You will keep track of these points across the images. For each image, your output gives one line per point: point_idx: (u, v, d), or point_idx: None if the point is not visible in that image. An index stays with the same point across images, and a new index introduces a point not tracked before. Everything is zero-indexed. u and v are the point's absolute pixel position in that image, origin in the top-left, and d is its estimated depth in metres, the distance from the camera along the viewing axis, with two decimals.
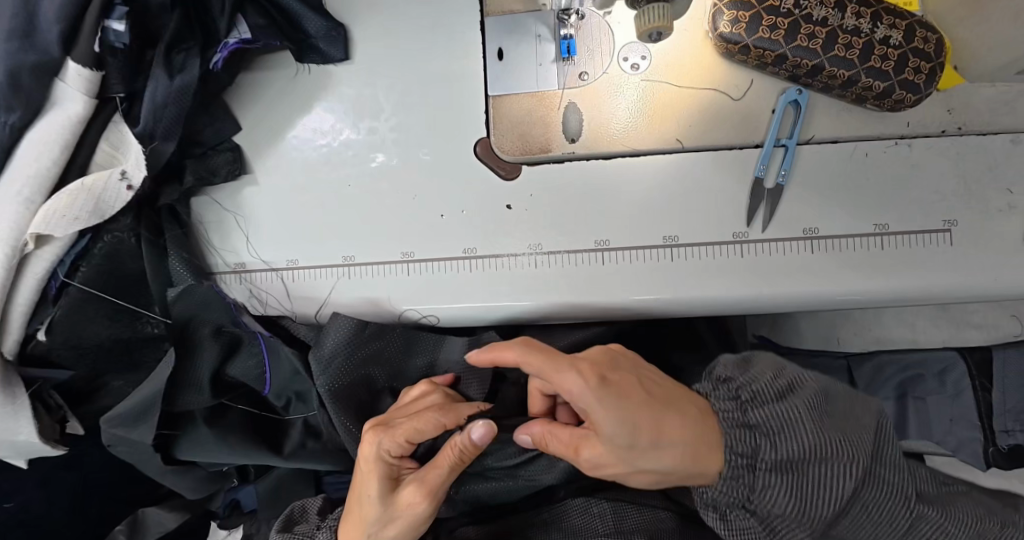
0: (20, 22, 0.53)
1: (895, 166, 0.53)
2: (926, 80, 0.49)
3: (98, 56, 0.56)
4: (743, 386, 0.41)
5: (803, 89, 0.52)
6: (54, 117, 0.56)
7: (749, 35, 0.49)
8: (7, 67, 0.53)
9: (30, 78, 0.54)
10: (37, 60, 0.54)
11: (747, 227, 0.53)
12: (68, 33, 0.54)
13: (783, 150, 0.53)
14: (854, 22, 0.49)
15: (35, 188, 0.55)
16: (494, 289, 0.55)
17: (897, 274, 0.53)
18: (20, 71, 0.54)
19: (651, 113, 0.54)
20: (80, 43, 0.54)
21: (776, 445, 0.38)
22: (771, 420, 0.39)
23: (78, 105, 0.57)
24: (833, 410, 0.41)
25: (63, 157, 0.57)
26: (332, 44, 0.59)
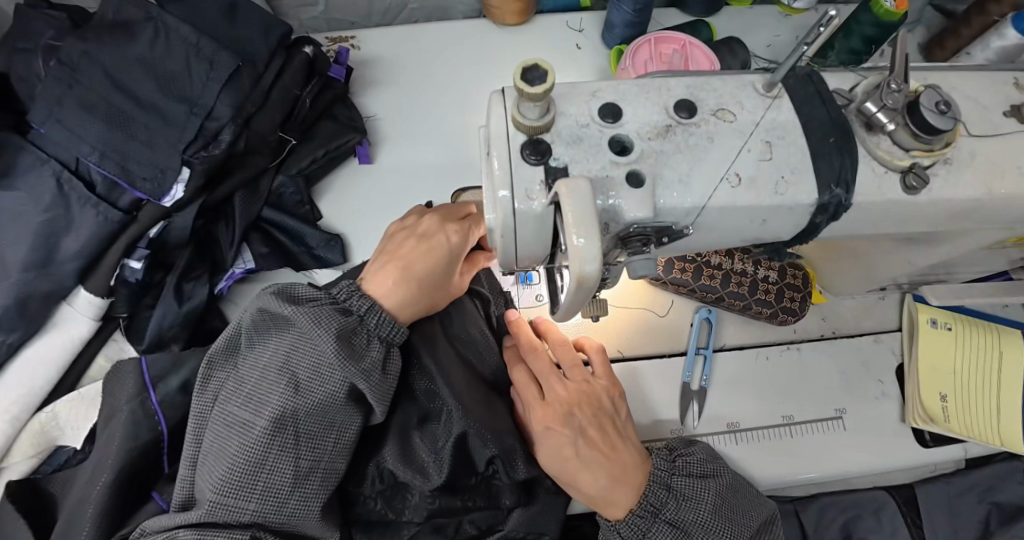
0: (39, 256, 0.56)
1: (791, 367, 0.67)
2: (800, 304, 0.65)
3: (111, 287, 0.59)
4: (685, 460, 0.54)
5: (711, 309, 0.66)
6: (50, 339, 0.58)
7: (666, 274, 0.63)
8: (16, 295, 0.55)
9: (39, 304, 0.57)
10: (50, 289, 0.57)
11: (682, 423, 0.63)
12: (86, 266, 0.58)
13: (702, 357, 0.65)
14: (742, 265, 0.64)
15: (23, 406, 0.57)
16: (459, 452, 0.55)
17: (809, 458, 0.64)
18: (29, 299, 0.56)
19: (595, 330, 0.66)
20: (97, 276, 0.58)
21: (681, 506, 0.52)
22: (687, 487, 0.52)
23: (81, 327, 0.59)
24: (738, 503, 0.54)
25: (57, 376, 0.59)
26: (332, 250, 0.67)
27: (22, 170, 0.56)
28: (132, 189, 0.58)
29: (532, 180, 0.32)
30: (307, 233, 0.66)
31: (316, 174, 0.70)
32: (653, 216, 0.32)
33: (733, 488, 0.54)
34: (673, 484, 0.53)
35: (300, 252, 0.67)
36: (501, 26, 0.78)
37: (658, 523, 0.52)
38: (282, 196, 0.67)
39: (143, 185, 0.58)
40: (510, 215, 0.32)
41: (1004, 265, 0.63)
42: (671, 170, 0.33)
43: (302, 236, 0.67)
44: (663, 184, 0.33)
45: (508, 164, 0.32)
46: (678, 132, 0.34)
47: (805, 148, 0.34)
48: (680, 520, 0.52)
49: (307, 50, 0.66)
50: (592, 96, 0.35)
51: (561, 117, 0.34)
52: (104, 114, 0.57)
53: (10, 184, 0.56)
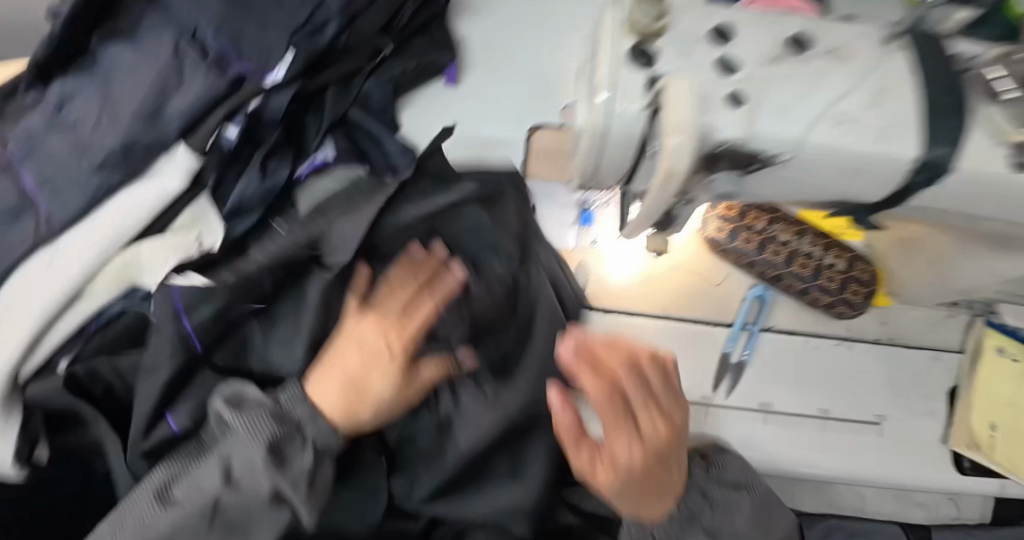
0: (145, 105, 0.59)
1: (838, 362, 0.65)
2: (863, 300, 0.62)
3: (204, 148, 0.60)
4: (717, 469, 0.55)
5: (767, 288, 0.64)
6: (143, 181, 0.59)
7: (728, 241, 0.63)
8: (121, 138, 0.58)
9: (140, 153, 0.59)
10: (153, 139, 0.59)
11: (713, 391, 0.63)
12: (187, 127, 0.60)
13: (748, 333, 0.64)
14: (812, 248, 0.62)
15: (105, 244, 0.56)
16: None
17: (835, 453, 0.63)
18: (133, 146, 0.58)
19: (644, 285, 0.65)
20: (193, 136, 0.60)
21: (713, 511, 0.53)
22: (719, 496, 0.54)
23: (174, 182, 0.58)
24: (767, 516, 0.56)
25: (141, 226, 0.57)
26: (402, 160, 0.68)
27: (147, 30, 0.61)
28: (237, 61, 0.61)
29: (634, 84, 0.32)
30: (384, 137, 0.68)
31: (404, 85, 0.71)
32: (745, 140, 0.31)
33: (763, 501, 0.57)
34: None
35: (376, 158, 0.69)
36: None
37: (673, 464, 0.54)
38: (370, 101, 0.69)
39: (249, 59, 0.61)
40: (605, 116, 0.32)
41: None
42: (777, 99, 0.32)
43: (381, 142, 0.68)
44: (764, 111, 0.32)
45: (615, 66, 0.32)
46: (789, 63, 0.33)
47: (921, 103, 0.33)
48: (714, 528, 0.53)
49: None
50: (708, 17, 0.34)
51: (672, 29, 0.34)
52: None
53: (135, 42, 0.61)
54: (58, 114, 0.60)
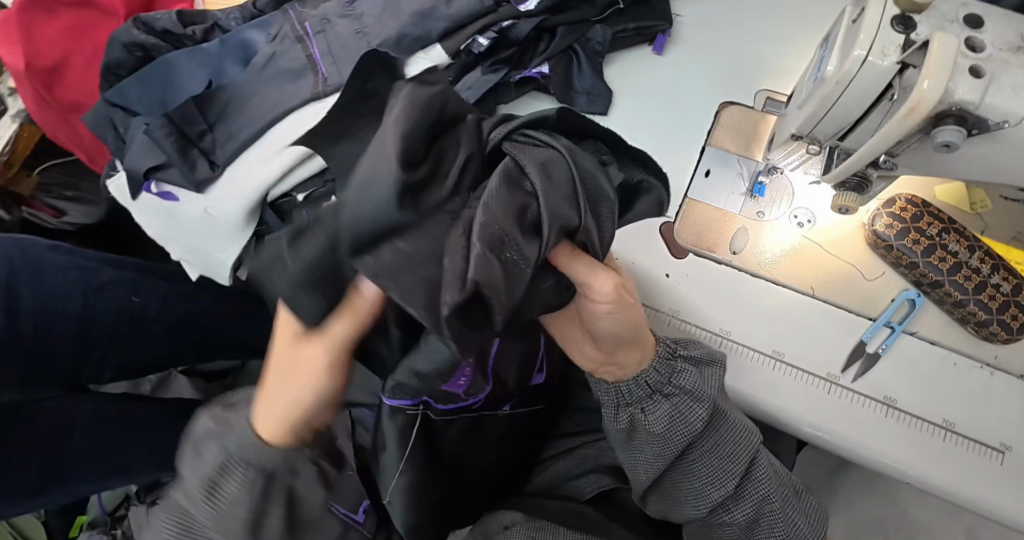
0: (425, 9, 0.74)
1: (975, 384, 0.67)
2: (1020, 326, 0.64)
3: (457, 52, 0.76)
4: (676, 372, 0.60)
5: (920, 294, 0.68)
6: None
7: (895, 239, 0.66)
8: (399, 31, 0.74)
9: (409, 44, 0.74)
10: (419, 36, 0.74)
11: (841, 372, 0.67)
12: (449, 31, 0.75)
13: (889, 330, 0.68)
14: (978, 264, 0.65)
15: None
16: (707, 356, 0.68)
17: (950, 465, 0.65)
18: (405, 38, 0.74)
19: (796, 261, 0.70)
20: (452, 41, 0.75)
21: (671, 405, 0.59)
22: (675, 396, 0.59)
23: (425, 72, 0.76)
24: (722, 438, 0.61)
25: None
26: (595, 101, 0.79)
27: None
28: None
29: (892, 41, 0.39)
30: (586, 74, 0.79)
31: (619, 42, 0.82)
32: (976, 105, 0.37)
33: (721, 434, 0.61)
34: (673, 359, 0.60)
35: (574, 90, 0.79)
36: None
37: (654, 396, 0.59)
38: (590, 42, 0.80)
39: None
40: (858, 65, 0.40)
41: None
42: (1009, 77, 0.38)
43: (586, 81, 0.79)
44: (997, 84, 0.38)
45: (875, 26, 0.40)
46: None
47: None
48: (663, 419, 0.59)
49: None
50: (964, 6, 0.41)
51: (932, 9, 0.40)
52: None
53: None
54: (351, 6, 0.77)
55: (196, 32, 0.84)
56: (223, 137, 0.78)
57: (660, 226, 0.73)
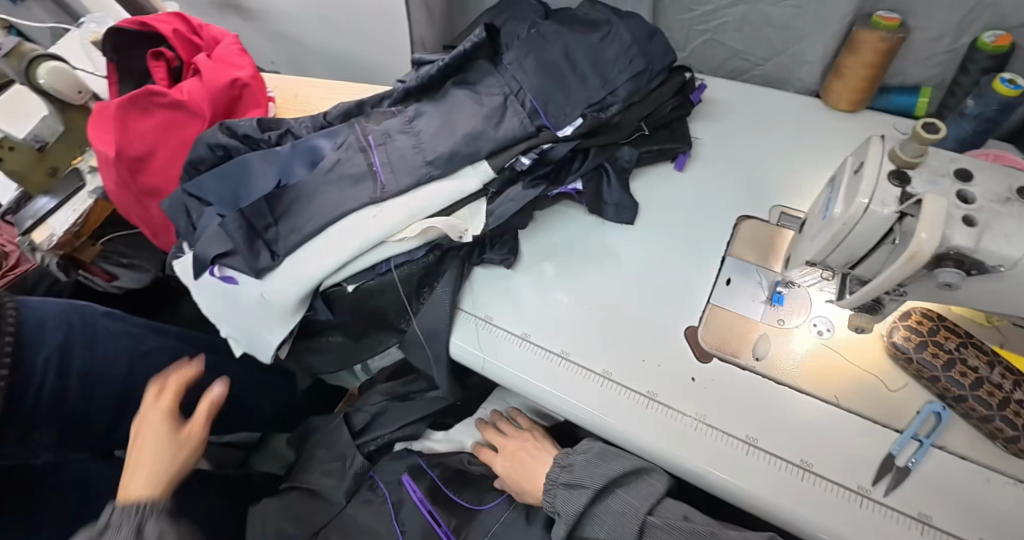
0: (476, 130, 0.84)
1: (1012, 502, 0.65)
2: None
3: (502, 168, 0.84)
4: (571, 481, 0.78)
5: (945, 407, 0.69)
6: (452, 183, 0.83)
7: (915, 351, 0.69)
8: (451, 149, 0.83)
9: (458, 160, 0.83)
10: (469, 153, 0.83)
11: (872, 485, 0.67)
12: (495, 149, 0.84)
13: (917, 443, 0.68)
14: (1000, 379, 0.67)
15: (417, 213, 0.81)
16: (733, 463, 0.68)
17: None
18: (455, 154, 0.83)
19: (818, 369, 0.73)
20: (498, 157, 0.83)
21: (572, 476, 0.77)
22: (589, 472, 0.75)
23: (471, 183, 0.83)
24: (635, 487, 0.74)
25: (442, 206, 0.82)
26: (624, 212, 0.86)
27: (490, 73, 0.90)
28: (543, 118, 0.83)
29: (890, 194, 0.45)
30: (614, 188, 0.86)
31: (643, 160, 0.91)
32: (973, 250, 0.42)
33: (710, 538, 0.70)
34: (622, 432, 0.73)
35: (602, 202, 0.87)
36: (832, 109, 0.95)
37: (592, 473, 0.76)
38: (617, 160, 0.88)
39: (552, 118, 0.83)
40: (861, 212, 0.45)
41: None
42: (1002, 226, 0.43)
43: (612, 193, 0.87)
44: (991, 232, 0.43)
45: (874, 178, 0.46)
46: (1017, 205, 0.44)
47: None
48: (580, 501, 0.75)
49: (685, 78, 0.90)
50: (953, 161, 0.46)
51: (925, 165, 0.46)
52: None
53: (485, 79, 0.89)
54: (410, 125, 0.87)
55: (271, 137, 0.95)
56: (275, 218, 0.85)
57: (684, 329, 0.77)
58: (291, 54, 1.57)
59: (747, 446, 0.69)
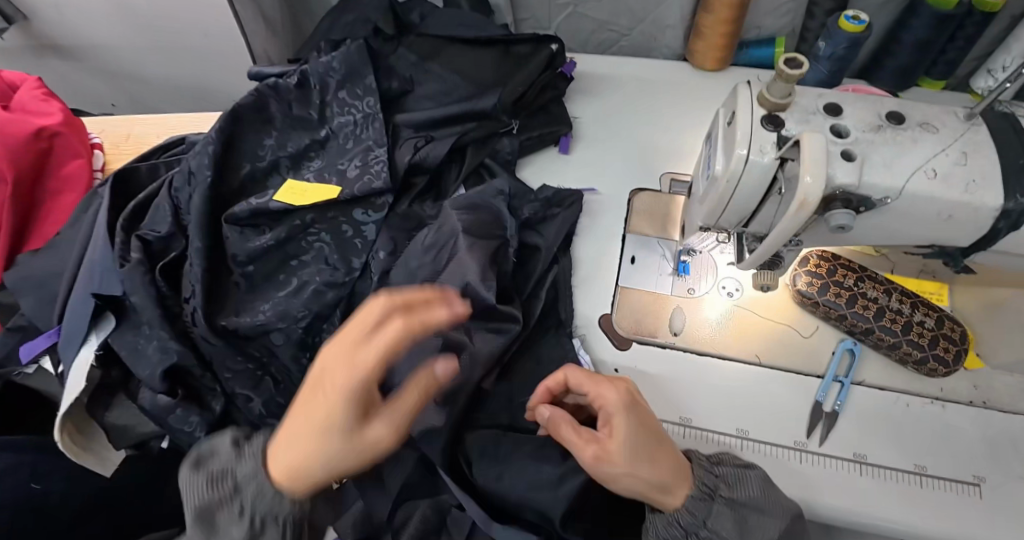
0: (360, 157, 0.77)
1: (932, 421, 0.67)
2: (954, 358, 0.66)
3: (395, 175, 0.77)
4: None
5: (856, 342, 0.70)
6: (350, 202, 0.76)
7: (819, 294, 0.68)
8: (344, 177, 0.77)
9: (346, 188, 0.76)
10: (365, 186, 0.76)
11: (807, 438, 0.66)
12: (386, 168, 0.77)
13: (839, 384, 0.68)
14: (899, 305, 0.68)
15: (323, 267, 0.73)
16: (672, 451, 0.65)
17: (939, 513, 0.62)
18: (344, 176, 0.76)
19: (735, 330, 0.71)
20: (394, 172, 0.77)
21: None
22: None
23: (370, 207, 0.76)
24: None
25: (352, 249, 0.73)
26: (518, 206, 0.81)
27: (350, 104, 0.81)
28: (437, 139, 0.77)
29: (767, 141, 0.41)
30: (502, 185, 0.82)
31: (525, 149, 0.86)
32: (857, 186, 0.40)
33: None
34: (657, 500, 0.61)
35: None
36: (699, 69, 0.95)
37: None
38: (499, 154, 0.84)
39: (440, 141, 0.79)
40: (742, 165, 0.42)
41: None
42: (879, 156, 0.41)
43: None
44: (869, 164, 0.40)
45: (748, 128, 0.42)
46: (888, 131, 0.42)
47: (997, 165, 0.41)
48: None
49: (552, 47, 0.85)
50: (820, 97, 0.44)
51: (794, 105, 0.43)
52: (409, 67, 0.83)
53: (353, 113, 0.80)
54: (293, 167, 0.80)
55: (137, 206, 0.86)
56: (216, 324, 0.71)
57: (599, 318, 0.73)
58: (131, 91, 1.37)
59: (686, 428, 0.67)
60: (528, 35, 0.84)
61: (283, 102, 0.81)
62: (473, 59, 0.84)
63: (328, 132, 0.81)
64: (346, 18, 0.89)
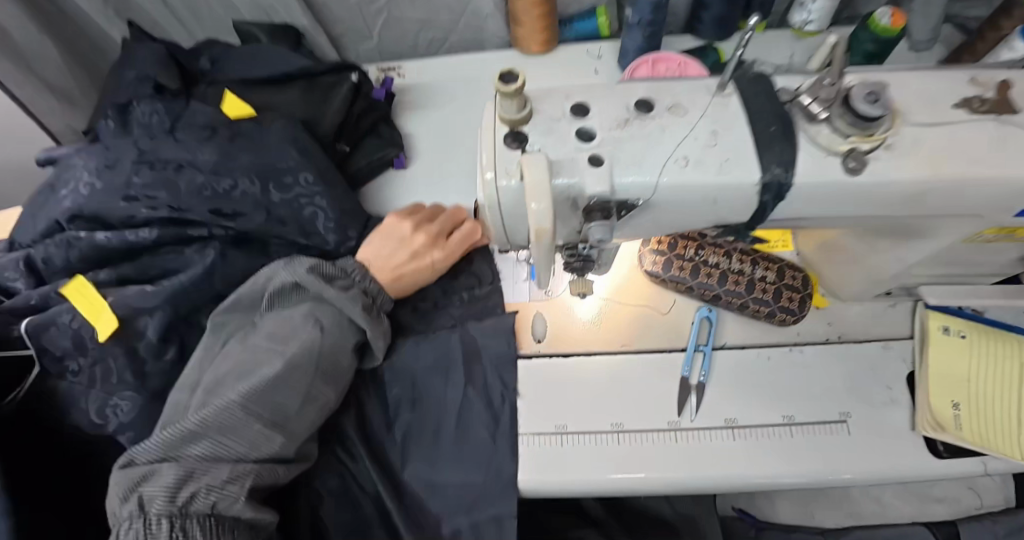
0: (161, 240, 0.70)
1: (794, 368, 0.68)
2: (800, 305, 0.67)
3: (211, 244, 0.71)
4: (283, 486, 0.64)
5: (711, 308, 0.69)
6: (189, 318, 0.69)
7: (665, 272, 0.68)
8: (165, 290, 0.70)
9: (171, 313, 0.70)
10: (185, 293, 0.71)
11: (679, 416, 0.65)
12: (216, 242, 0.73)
13: (701, 354, 0.68)
14: (741, 265, 0.67)
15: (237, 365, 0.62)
16: (553, 465, 0.63)
17: (811, 458, 0.63)
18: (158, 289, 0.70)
19: (598, 324, 0.70)
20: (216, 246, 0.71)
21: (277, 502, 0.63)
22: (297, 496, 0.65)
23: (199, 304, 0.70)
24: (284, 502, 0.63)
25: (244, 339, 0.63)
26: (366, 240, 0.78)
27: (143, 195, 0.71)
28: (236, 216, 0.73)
29: (511, 162, 0.39)
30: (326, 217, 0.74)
31: (363, 176, 0.83)
32: (610, 193, 0.38)
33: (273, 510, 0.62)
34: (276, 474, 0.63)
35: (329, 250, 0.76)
36: (529, 55, 0.91)
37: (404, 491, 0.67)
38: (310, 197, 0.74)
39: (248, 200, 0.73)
40: (494, 191, 0.39)
41: (998, 280, 0.65)
42: (628, 153, 0.38)
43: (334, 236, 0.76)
44: (619, 165, 0.38)
45: (492, 151, 0.39)
46: (635, 123, 0.39)
47: (749, 135, 0.39)
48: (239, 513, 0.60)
49: (353, 77, 0.82)
50: (567, 97, 0.41)
51: (538, 114, 0.40)
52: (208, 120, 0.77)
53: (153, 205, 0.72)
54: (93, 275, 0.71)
55: None
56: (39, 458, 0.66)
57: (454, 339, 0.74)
58: None
59: (564, 436, 0.64)
60: (325, 65, 0.81)
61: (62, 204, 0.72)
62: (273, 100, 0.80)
63: (107, 236, 0.71)
64: (128, 75, 0.79)
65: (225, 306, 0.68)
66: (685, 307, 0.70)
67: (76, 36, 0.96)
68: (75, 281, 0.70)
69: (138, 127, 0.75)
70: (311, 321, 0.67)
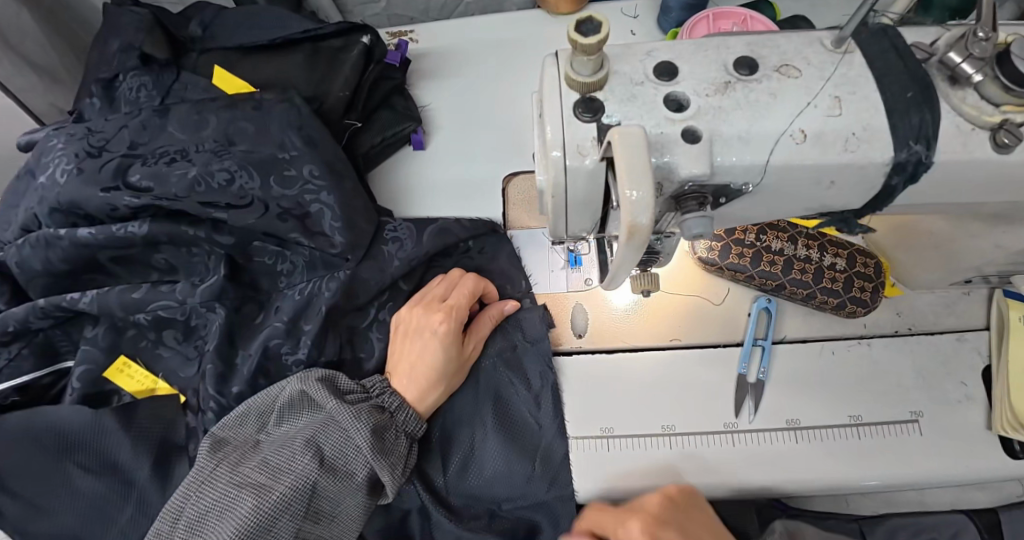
0: (154, 227, 0.62)
1: (861, 363, 0.62)
2: (872, 296, 0.60)
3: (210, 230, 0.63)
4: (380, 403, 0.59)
5: (771, 298, 0.63)
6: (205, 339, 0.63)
7: (721, 258, 0.61)
8: (171, 299, 0.64)
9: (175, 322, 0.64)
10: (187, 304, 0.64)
11: (736, 417, 0.59)
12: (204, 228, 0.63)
13: (760, 348, 0.62)
14: (807, 251, 0.61)
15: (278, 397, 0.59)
16: (600, 472, 0.57)
17: (882, 463, 0.57)
18: (159, 296, 0.64)
19: (645, 316, 0.63)
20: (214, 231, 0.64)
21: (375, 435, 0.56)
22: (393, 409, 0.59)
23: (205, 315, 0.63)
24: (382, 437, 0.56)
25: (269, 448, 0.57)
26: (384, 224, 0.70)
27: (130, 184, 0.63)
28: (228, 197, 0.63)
29: (584, 136, 0.31)
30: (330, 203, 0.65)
31: (373, 158, 0.75)
32: (710, 175, 0.31)
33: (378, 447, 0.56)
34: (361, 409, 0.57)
35: (333, 254, 0.64)
36: (556, 14, 0.82)
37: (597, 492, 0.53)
38: (309, 177, 0.65)
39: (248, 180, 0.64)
40: (561, 172, 0.32)
41: None
42: (731, 126, 0.31)
43: (339, 237, 0.64)
44: (721, 141, 0.31)
45: (560, 123, 0.32)
46: (738, 88, 0.32)
47: (879, 102, 0.31)
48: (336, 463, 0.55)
49: (364, 39, 0.73)
50: (649, 56, 0.33)
51: (615, 76, 0.33)
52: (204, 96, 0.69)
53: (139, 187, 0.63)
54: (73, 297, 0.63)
55: None
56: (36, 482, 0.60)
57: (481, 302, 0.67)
58: None
59: (610, 440, 0.58)
60: (333, 27, 0.72)
61: (39, 194, 0.65)
62: (275, 69, 0.72)
63: (89, 231, 0.62)
64: (112, 45, 0.71)
65: (230, 421, 0.58)
66: (741, 297, 0.64)
67: (56, 6, 0.86)
68: (49, 303, 0.63)
69: (127, 104, 0.69)
70: (311, 450, 0.54)
